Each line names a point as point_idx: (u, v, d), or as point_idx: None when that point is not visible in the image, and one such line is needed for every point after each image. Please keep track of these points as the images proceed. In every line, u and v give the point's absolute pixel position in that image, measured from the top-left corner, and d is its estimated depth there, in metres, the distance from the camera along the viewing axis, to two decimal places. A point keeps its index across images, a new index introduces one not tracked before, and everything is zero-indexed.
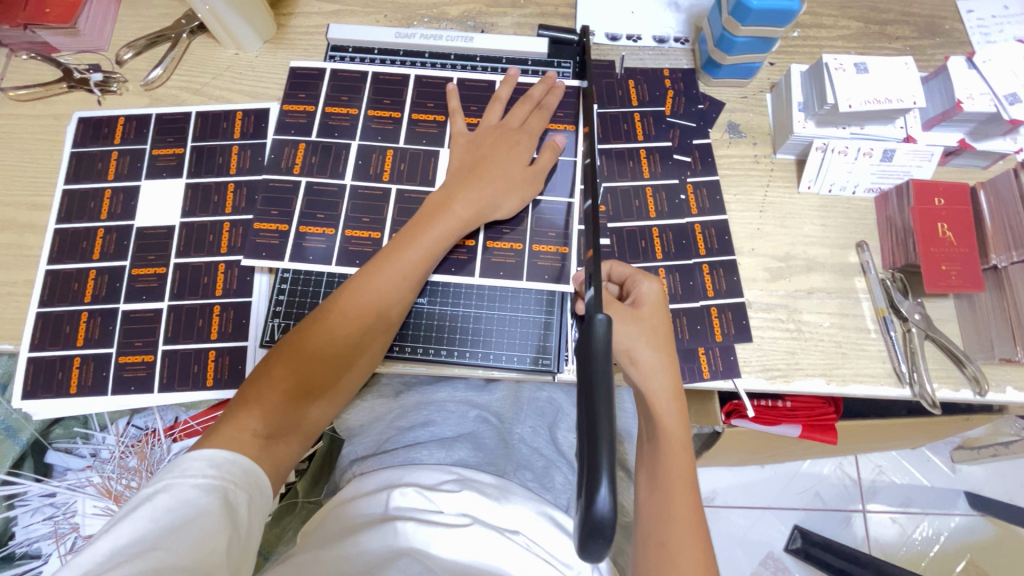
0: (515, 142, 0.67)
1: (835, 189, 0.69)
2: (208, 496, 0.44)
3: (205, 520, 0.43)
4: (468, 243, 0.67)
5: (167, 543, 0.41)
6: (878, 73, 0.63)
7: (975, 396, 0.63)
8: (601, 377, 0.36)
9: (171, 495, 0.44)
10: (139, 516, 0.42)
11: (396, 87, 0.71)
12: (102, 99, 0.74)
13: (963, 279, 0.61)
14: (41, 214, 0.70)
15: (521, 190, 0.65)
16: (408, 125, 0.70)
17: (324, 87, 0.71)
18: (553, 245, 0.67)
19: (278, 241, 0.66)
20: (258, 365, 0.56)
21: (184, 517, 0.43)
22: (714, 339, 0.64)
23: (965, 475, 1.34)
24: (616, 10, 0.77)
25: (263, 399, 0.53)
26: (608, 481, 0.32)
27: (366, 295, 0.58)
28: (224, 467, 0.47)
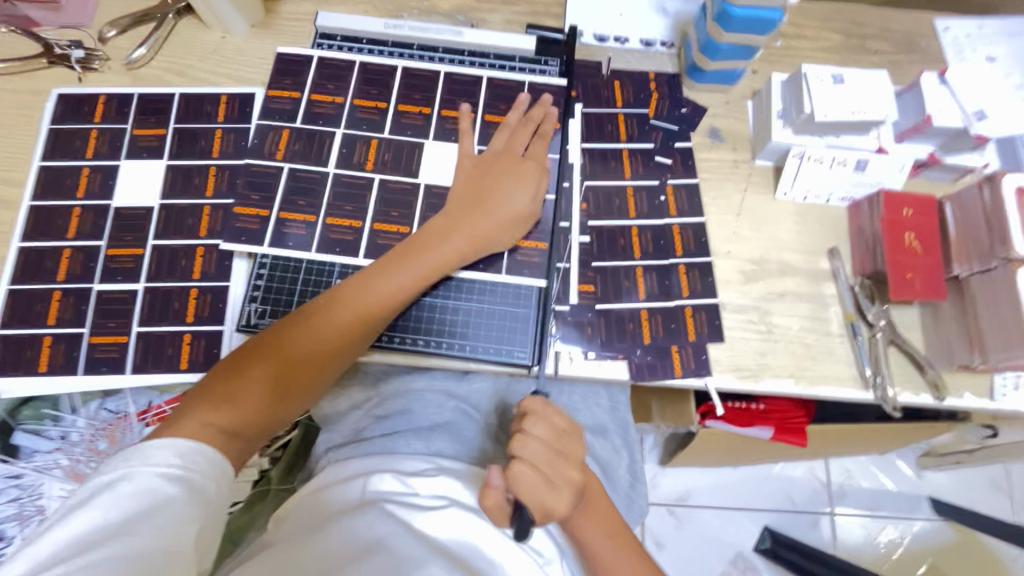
0: (524, 169, 0.66)
1: (810, 197, 0.71)
2: (172, 486, 0.44)
3: (170, 509, 0.43)
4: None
5: (135, 531, 0.41)
6: (854, 85, 0.65)
7: (934, 400, 0.65)
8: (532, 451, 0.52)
9: (134, 484, 0.44)
10: (102, 504, 0.42)
11: (383, 78, 0.72)
12: (83, 76, 0.73)
13: (927, 288, 0.63)
14: (15, 190, 0.68)
15: (520, 226, 0.66)
16: (394, 116, 0.70)
17: (310, 74, 0.71)
18: (535, 241, 0.68)
19: (258, 226, 0.66)
20: (238, 353, 0.56)
21: (147, 506, 0.43)
22: (687, 338, 0.66)
23: (929, 481, 1.38)
24: (605, 12, 0.78)
25: (239, 396, 0.53)
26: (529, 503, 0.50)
27: (354, 308, 0.58)
28: (189, 458, 0.47)
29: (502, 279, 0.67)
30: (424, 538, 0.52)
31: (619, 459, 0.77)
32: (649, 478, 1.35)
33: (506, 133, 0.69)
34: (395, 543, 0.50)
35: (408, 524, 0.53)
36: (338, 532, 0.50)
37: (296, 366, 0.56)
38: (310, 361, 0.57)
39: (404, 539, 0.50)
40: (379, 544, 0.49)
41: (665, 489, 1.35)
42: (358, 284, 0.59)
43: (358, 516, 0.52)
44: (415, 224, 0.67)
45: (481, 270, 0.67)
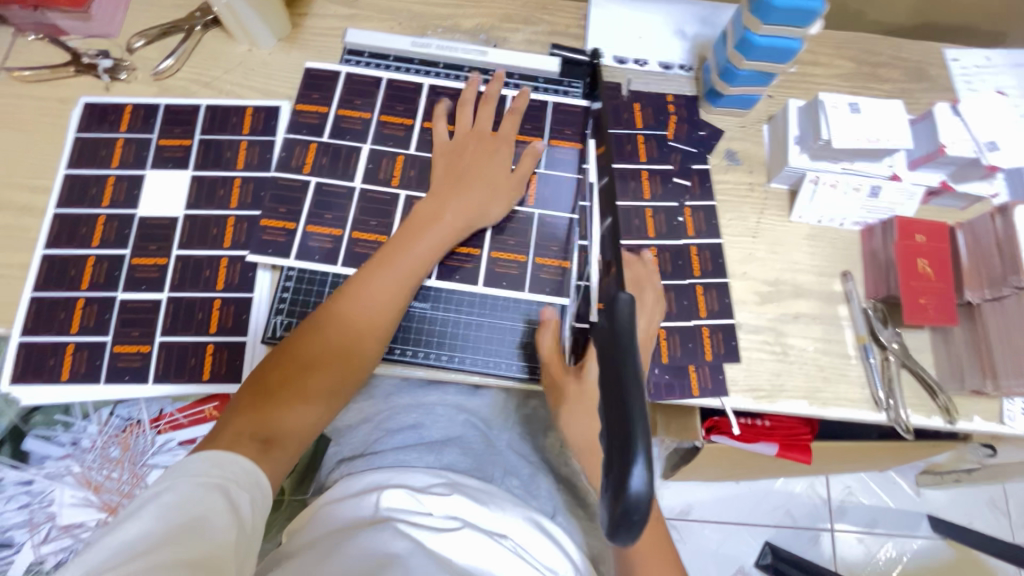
0: (496, 149, 0.69)
1: (824, 221, 0.73)
2: (210, 494, 0.44)
3: (211, 518, 0.42)
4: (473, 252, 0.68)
5: (182, 538, 0.41)
6: (870, 114, 0.67)
7: (945, 423, 0.66)
8: (629, 353, 0.33)
9: (174, 492, 0.43)
10: (145, 513, 0.42)
11: (409, 95, 0.73)
12: (109, 86, 0.73)
13: (940, 313, 0.65)
14: (40, 197, 0.69)
15: (505, 193, 0.68)
16: (419, 132, 0.71)
17: (337, 90, 0.72)
18: (555, 259, 0.69)
19: (284, 239, 0.66)
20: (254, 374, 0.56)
21: (189, 516, 0.42)
22: (704, 357, 0.67)
23: (928, 499, 1.39)
24: (625, 34, 0.80)
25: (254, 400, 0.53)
26: (644, 456, 0.29)
27: (360, 304, 0.59)
28: (226, 468, 0.47)
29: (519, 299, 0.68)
30: (445, 558, 0.52)
31: None
32: None
33: (467, 116, 0.71)
34: (412, 557, 0.50)
35: (420, 542, 0.53)
36: (354, 542, 0.51)
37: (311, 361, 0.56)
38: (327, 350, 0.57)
39: (422, 556, 0.50)
40: (399, 556, 0.50)
41: (667, 503, 1.36)
42: (364, 280, 0.60)
43: (376, 529, 0.53)
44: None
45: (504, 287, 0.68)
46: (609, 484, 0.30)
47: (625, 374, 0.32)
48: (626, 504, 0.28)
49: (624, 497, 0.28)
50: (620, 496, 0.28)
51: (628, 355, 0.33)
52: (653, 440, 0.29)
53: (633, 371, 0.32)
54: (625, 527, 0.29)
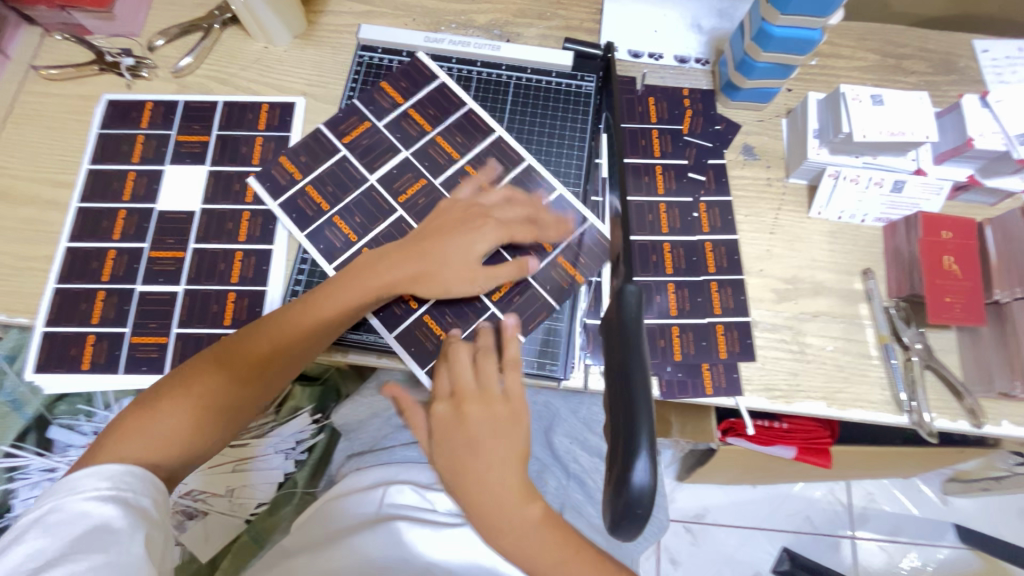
0: (478, 224, 0.62)
1: (844, 217, 0.71)
2: (103, 505, 0.46)
3: (105, 529, 0.45)
4: (410, 304, 0.64)
5: (83, 550, 0.43)
6: (894, 106, 0.64)
7: (971, 427, 0.64)
8: (636, 343, 0.32)
9: (64, 511, 0.45)
10: (35, 534, 0.44)
11: (471, 130, 0.71)
12: (131, 83, 0.75)
13: (966, 313, 0.63)
14: (64, 192, 0.71)
15: (461, 278, 0.61)
16: (455, 170, 0.70)
17: (423, 91, 0.73)
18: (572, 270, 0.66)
19: (285, 182, 0.69)
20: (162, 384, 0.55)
21: (79, 533, 0.44)
22: (718, 356, 0.65)
23: (954, 507, 1.35)
24: (639, 28, 0.79)
25: (185, 404, 0.53)
26: (648, 449, 0.28)
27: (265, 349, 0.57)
28: (118, 479, 0.48)
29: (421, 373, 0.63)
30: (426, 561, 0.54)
31: None
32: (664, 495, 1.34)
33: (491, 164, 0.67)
34: (399, 568, 0.53)
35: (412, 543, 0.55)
36: (348, 547, 0.55)
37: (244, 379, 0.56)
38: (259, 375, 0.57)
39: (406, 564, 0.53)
40: (388, 564, 0.53)
41: (682, 505, 1.34)
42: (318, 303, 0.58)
43: (372, 533, 0.56)
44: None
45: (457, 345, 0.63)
46: (613, 478, 0.29)
47: (631, 371, 0.31)
48: (628, 499, 0.28)
49: (627, 490, 0.28)
50: (623, 490, 0.28)
51: (634, 349, 0.32)
52: (657, 433, 0.29)
53: (641, 371, 0.31)
54: (629, 520, 0.28)
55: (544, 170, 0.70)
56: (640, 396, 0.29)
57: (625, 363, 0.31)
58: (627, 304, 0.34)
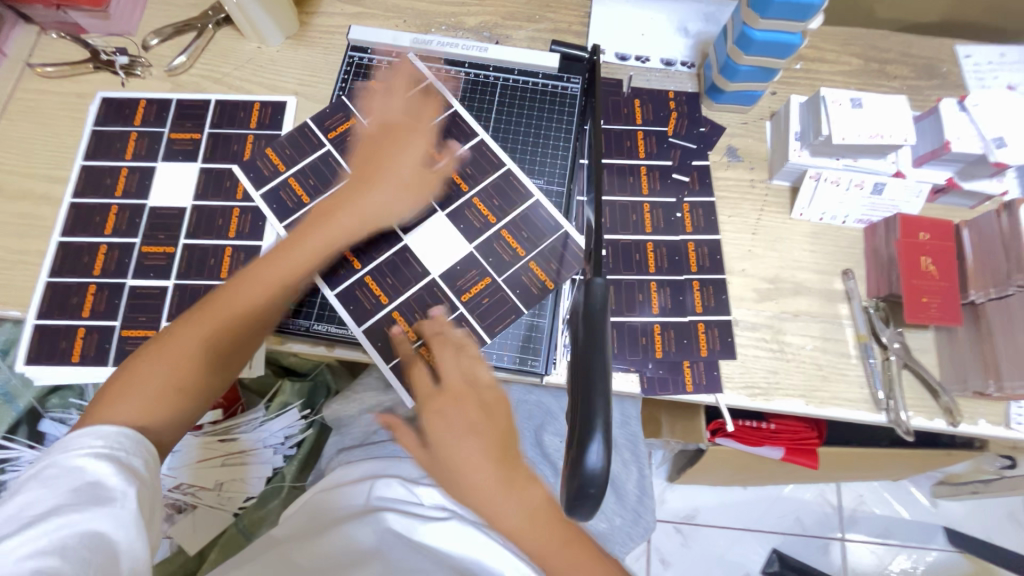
0: (410, 139, 0.66)
1: (826, 218, 0.72)
2: (98, 462, 0.45)
3: (101, 486, 0.44)
4: (382, 299, 0.66)
5: (76, 505, 0.43)
6: (873, 109, 0.66)
7: (948, 426, 0.65)
8: (597, 334, 0.33)
9: (58, 466, 0.44)
10: (30, 488, 0.43)
11: (456, 130, 0.72)
12: (125, 81, 0.76)
13: (942, 313, 0.64)
14: (58, 187, 0.72)
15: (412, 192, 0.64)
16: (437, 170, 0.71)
17: (411, 91, 0.74)
18: (545, 274, 0.67)
19: (270, 172, 0.71)
20: (129, 360, 0.53)
21: (75, 487, 0.43)
22: (699, 353, 0.66)
23: (944, 510, 1.35)
24: (626, 31, 0.80)
25: (162, 365, 0.52)
26: (602, 434, 0.29)
27: (236, 308, 0.55)
28: (113, 439, 0.47)
29: (385, 368, 0.64)
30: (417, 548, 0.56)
31: (629, 473, 0.78)
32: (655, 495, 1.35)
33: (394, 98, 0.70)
34: (386, 552, 0.54)
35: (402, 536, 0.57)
36: (339, 536, 0.56)
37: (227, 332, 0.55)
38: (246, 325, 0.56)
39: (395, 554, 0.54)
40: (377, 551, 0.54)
41: (673, 506, 1.35)
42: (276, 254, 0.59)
43: (361, 523, 0.57)
44: (388, 284, 0.66)
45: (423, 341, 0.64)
46: (569, 461, 0.31)
47: (591, 358, 0.32)
48: (581, 480, 0.29)
49: (581, 473, 0.29)
50: (576, 472, 0.29)
51: (597, 338, 0.33)
52: (612, 418, 0.30)
53: (602, 360, 0.32)
54: (582, 500, 0.30)
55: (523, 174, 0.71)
56: (596, 381, 0.30)
57: (585, 351, 0.32)
58: (594, 296, 0.34)
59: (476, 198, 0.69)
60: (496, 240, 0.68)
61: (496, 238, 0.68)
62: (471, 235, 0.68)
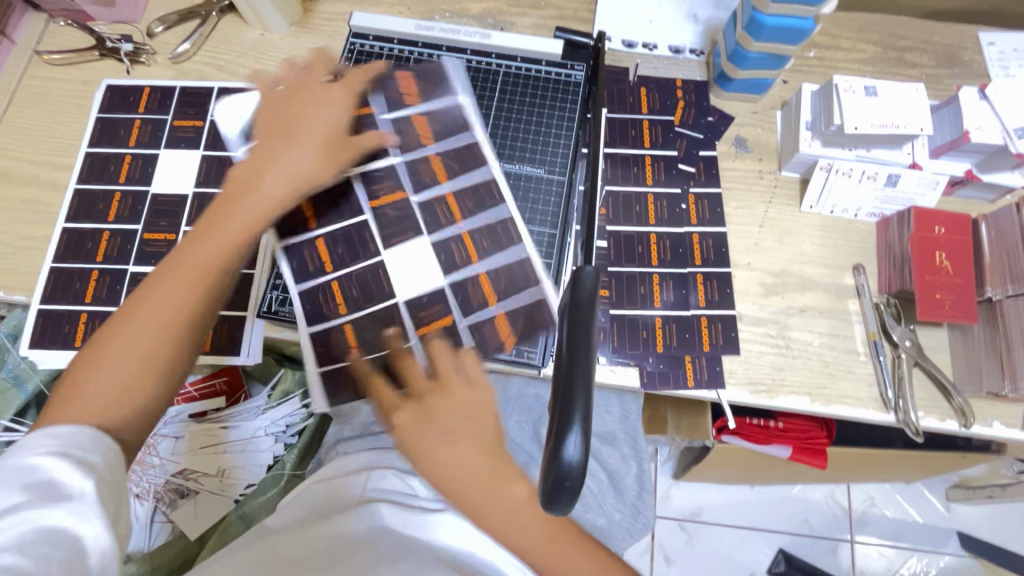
0: (331, 99, 0.61)
1: (837, 211, 0.70)
2: (50, 459, 0.43)
3: (57, 484, 0.42)
4: (341, 308, 0.64)
5: (36, 503, 0.41)
6: (888, 98, 0.63)
7: (959, 427, 0.63)
8: (583, 322, 0.32)
9: (14, 462, 0.42)
10: None
11: (468, 154, 0.69)
12: (130, 69, 0.76)
13: (957, 310, 0.61)
14: (63, 174, 0.73)
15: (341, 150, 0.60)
16: (438, 193, 0.67)
17: (436, 101, 0.70)
18: (508, 334, 0.63)
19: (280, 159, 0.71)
20: (69, 368, 0.49)
21: (29, 484, 0.41)
22: (701, 348, 0.65)
23: (958, 515, 1.32)
24: (634, 17, 0.78)
25: (104, 365, 0.48)
26: (581, 427, 0.29)
27: (171, 293, 0.50)
28: (66, 436, 0.44)
29: (314, 372, 0.62)
30: (413, 538, 0.56)
31: (628, 469, 0.77)
32: (661, 492, 1.34)
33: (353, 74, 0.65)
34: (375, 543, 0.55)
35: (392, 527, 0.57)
36: (332, 526, 0.56)
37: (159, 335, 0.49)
38: (180, 323, 0.50)
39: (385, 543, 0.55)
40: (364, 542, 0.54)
41: (678, 503, 1.33)
42: (192, 237, 0.52)
43: (356, 515, 0.57)
44: (352, 294, 0.64)
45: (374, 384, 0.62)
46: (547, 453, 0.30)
47: (575, 347, 0.31)
48: (558, 473, 0.29)
49: (558, 464, 0.29)
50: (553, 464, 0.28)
51: (583, 329, 0.32)
52: (592, 411, 0.29)
53: (586, 353, 0.31)
54: (557, 496, 0.29)
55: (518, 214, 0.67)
56: (577, 371, 0.29)
57: (569, 340, 0.32)
58: (583, 284, 0.33)
59: (466, 233, 0.66)
60: (470, 281, 0.65)
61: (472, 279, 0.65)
62: (449, 270, 0.65)
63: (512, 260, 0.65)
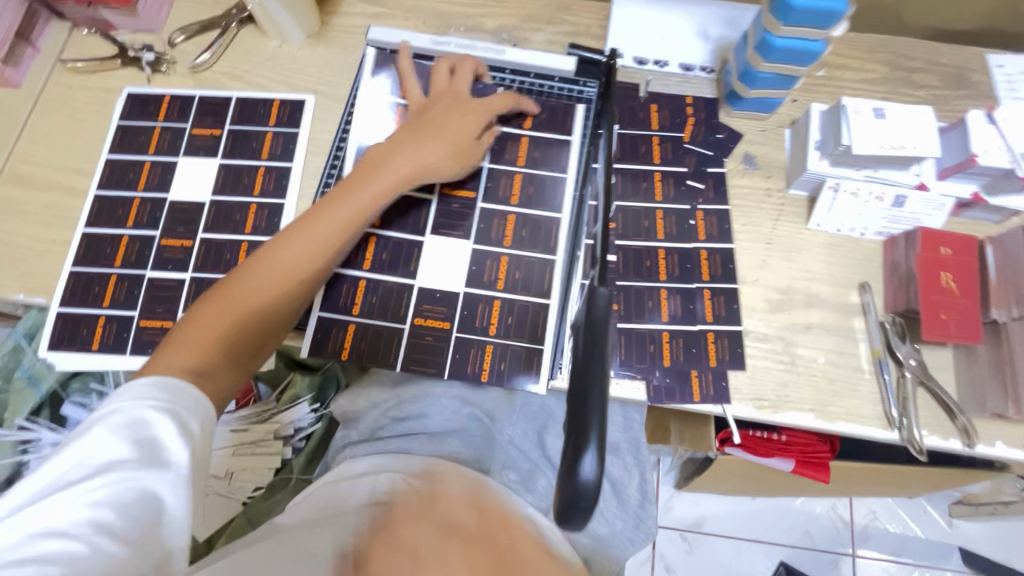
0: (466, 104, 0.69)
1: (844, 229, 0.70)
2: (159, 417, 0.48)
3: (158, 446, 0.48)
4: (353, 308, 0.67)
5: (139, 462, 0.47)
6: (896, 120, 0.64)
7: (964, 446, 0.63)
8: (599, 343, 0.34)
9: (124, 416, 0.48)
10: (100, 433, 0.47)
11: (539, 179, 0.71)
12: (151, 78, 0.78)
13: (962, 331, 0.62)
14: (83, 179, 0.74)
15: (464, 157, 0.67)
16: (504, 211, 0.70)
17: (546, 129, 0.73)
18: (485, 364, 0.66)
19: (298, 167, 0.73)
20: (200, 298, 0.58)
21: (138, 440, 0.47)
22: (708, 363, 0.66)
23: (960, 531, 1.32)
24: (645, 34, 0.79)
25: (231, 307, 0.57)
26: (596, 447, 0.30)
27: (297, 256, 0.60)
28: (174, 392, 0.50)
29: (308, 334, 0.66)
30: None
31: (630, 478, 0.77)
32: (662, 502, 1.34)
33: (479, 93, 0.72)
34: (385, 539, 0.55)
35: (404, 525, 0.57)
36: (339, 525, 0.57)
37: (243, 317, 0.57)
38: (262, 309, 0.58)
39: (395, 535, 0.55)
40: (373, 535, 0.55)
41: (679, 513, 1.34)
42: (323, 208, 0.62)
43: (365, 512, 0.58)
44: (371, 300, 0.67)
45: (360, 349, 0.66)
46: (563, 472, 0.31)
47: (591, 368, 0.32)
48: (574, 490, 0.30)
49: (574, 482, 0.30)
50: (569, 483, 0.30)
51: (597, 352, 0.33)
52: (606, 431, 0.30)
53: (600, 376, 0.32)
54: (574, 514, 0.30)
55: (564, 235, 0.69)
56: (593, 391, 0.30)
57: (588, 362, 0.33)
58: (597, 306, 0.35)
59: (505, 256, 0.69)
60: (483, 303, 0.67)
61: (493, 302, 0.67)
62: (473, 282, 0.68)
63: (533, 304, 0.67)
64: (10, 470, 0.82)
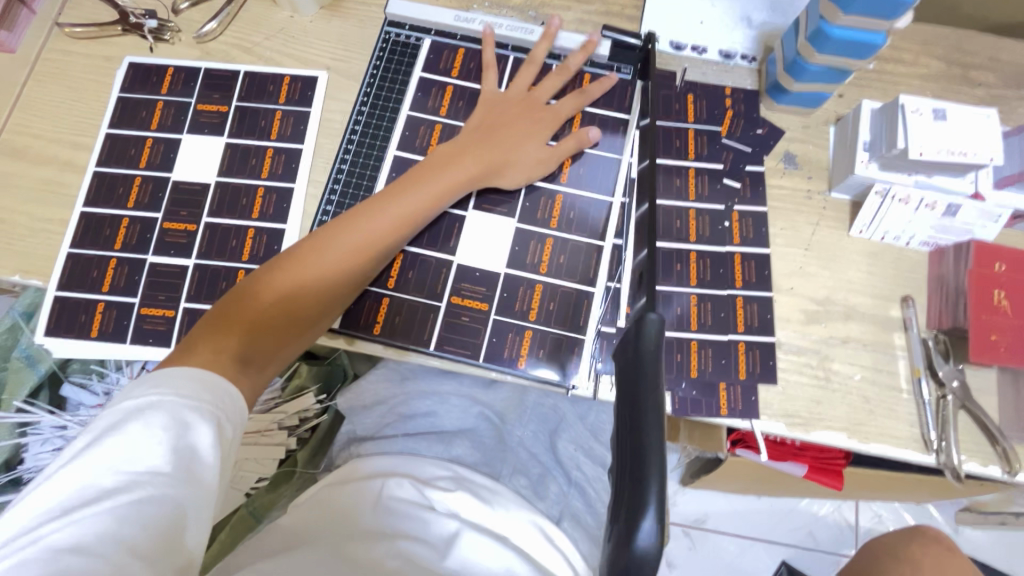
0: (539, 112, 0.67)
1: (888, 237, 0.66)
2: (194, 423, 0.44)
3: (196, 456, 0.43)
4: (388, 282, 0.64)
5: (172, 470, 0.41)
6: (957, 123, 0.59)
7: (1003, 474, 0.59)
8: (649, 383, 0.32)
9: (166, 416, 0.43)
10: (130, 433, 0.42)
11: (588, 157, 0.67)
12: (153, 47, 0.73)
13: (1011, 353, 0.59)
14: (81, 155, 0.70)
15: (531, 166, 0.65)
16: (555, 188, 0.66)
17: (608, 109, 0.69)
18: (522, 350, 0.62)
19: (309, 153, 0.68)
20: (252, 278, 0.56)
21: (173, 447, 0.42)
22: (737, 376, 0.62)
23: (966, 537, 1.30)
24: (684, 18, 0.73)
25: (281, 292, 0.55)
26: (655, 511, 0.28)
27: (354, 246, 0.57)
28: (211, 396, 0.46)
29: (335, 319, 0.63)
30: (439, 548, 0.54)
31: None
32: None
33: (545, 83, 0.68)
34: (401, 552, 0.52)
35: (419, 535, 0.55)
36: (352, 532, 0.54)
37: (291, 300, 0.55)
38: (313, 298, 0.56)
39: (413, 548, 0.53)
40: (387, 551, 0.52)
41: (684, 509, 1.32)
42: (388, 198, 0.60)
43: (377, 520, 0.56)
44: (408, 276, 0.64)
45: (394, 323, 0.63)
46: (616, 532, 0.29)
47: (646, 414, 0.31)
48: (631, 557, 0.28)
49: (631, 548, 0.28)
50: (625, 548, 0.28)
51: (652, 403, 0.31)
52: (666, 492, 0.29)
53: (654, 426, 0.31)
54: None
55: (614, 218, 0.65)
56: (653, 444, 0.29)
57: (642, 409, 0.31)
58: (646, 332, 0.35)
59: (550, 238, 0.65)
60: (524, 286, 0.64)
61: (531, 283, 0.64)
62: (516, 263, 0.64)
63: (575, 290, 0.63)
64: (9, 452, 0.80)
